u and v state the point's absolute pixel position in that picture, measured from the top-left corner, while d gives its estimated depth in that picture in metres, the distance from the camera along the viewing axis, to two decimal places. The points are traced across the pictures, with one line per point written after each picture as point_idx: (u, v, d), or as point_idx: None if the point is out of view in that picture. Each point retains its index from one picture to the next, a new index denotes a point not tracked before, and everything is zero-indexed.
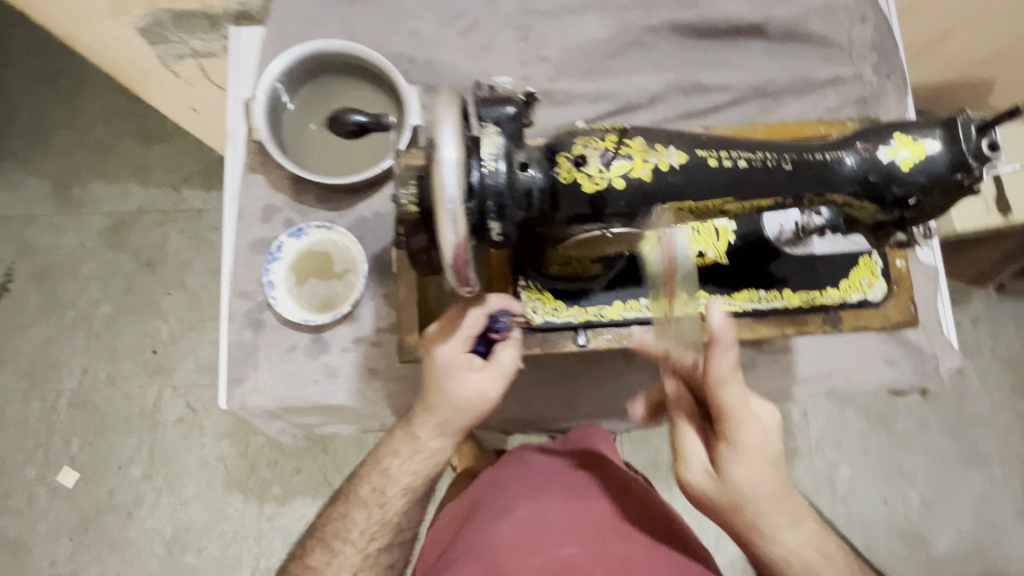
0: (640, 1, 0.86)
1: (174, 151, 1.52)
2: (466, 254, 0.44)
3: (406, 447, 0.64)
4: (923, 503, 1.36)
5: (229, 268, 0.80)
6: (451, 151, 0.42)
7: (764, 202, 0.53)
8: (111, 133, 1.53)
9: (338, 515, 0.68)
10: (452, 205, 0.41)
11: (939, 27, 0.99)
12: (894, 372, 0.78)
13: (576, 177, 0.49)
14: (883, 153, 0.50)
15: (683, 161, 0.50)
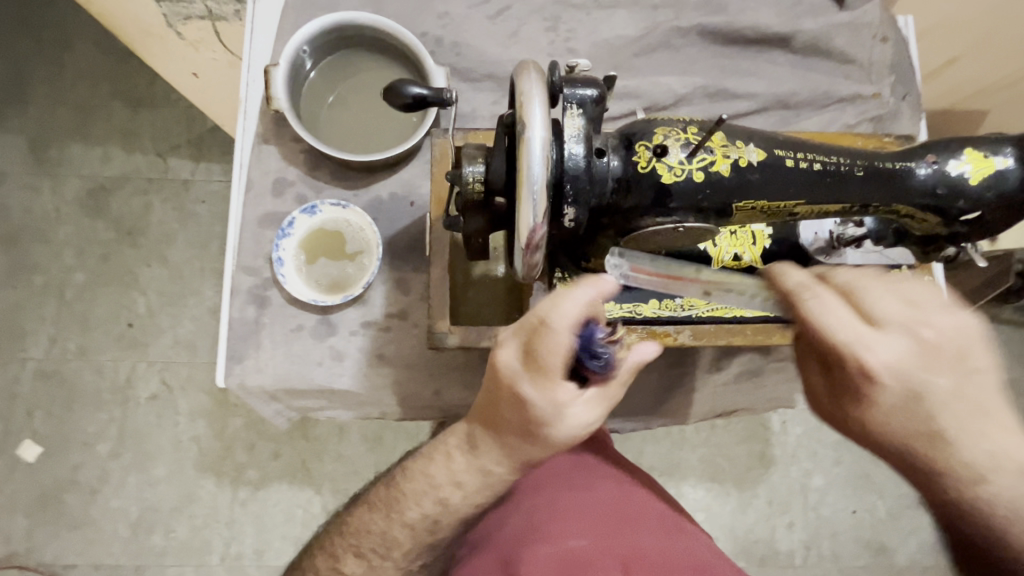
0: (670, 2, 0.86)
1: (164, 117, 1.45)
2: (540, 239, 0.43)
3: (469, 480, 0.56)
4: (888, 515, 1.41)
5: (234, 241, 0.77)
6: (539, 129, 0.41)
7: (833, 207, 0.53)
8: (96, 94, 1.45)
9: (379, 528, 0.61)
10: (538, 185, 0.40)
11: (947, 55, 1.02)
12: None
13: (654, 167, 0.49)
14: (953, 166, 0.53)
15: (762, 158, 0.51)
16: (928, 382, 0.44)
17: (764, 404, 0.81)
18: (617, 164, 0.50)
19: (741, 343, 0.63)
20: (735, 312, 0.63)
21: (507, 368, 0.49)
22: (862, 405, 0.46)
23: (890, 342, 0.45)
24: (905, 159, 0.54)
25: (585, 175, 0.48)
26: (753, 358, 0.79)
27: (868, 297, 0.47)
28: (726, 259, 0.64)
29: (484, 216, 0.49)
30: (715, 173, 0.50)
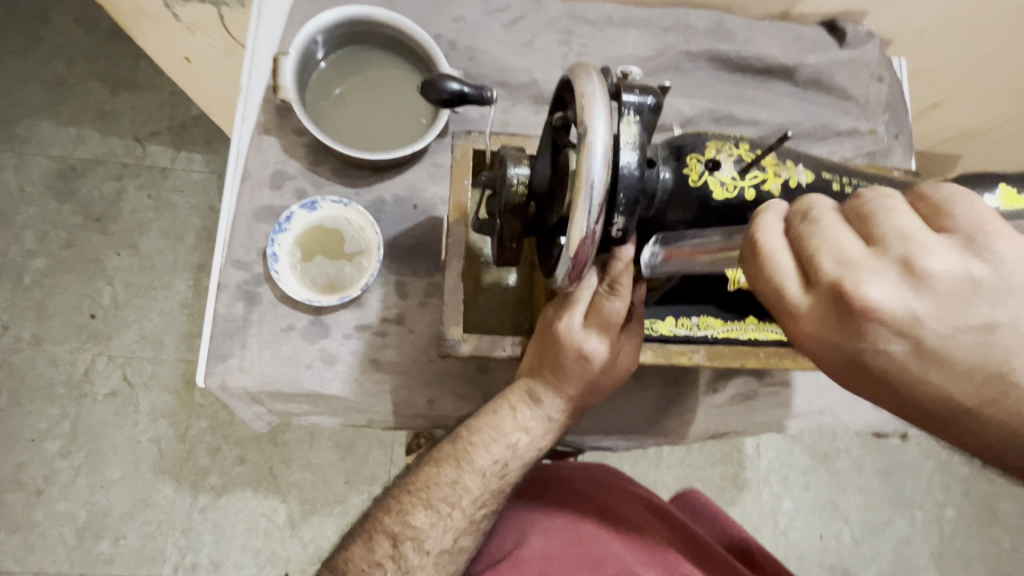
0: (680, 27, 0.87)
1: (145, 102, 1.39)
2: (589, 250, 0.41)
3: (536, 422, 0.60)
4: (853, 541, 1.44)
5: (226, 233, 0.73)
6: (601, 136, 0.39)
7: None
8: (74, 71, 1.38)
9: (448, 481, 0.58)
10: (597, 191, 0.38)
11: (930, 98, 1.07)
12: (877, 416, 0.82)
13: (706, 181, 0.51)
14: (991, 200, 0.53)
15: (809, 180, 0.53)
16: (939, 338, 0.31)
17: (756, 427, 0.81)
18: (667, 177, 0.51)
19: (753, 364, 0.63)
20: (748, 334, 0.64)
21: (571, 333, 0.56)
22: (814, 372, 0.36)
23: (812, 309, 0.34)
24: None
25: (638, 187, 0.45)
26: (747, 381, 0.79)
27: (852, 240, 0.33)
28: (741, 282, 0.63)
29: (522, 221, 0.47)
30: (766, 191, 0.52)
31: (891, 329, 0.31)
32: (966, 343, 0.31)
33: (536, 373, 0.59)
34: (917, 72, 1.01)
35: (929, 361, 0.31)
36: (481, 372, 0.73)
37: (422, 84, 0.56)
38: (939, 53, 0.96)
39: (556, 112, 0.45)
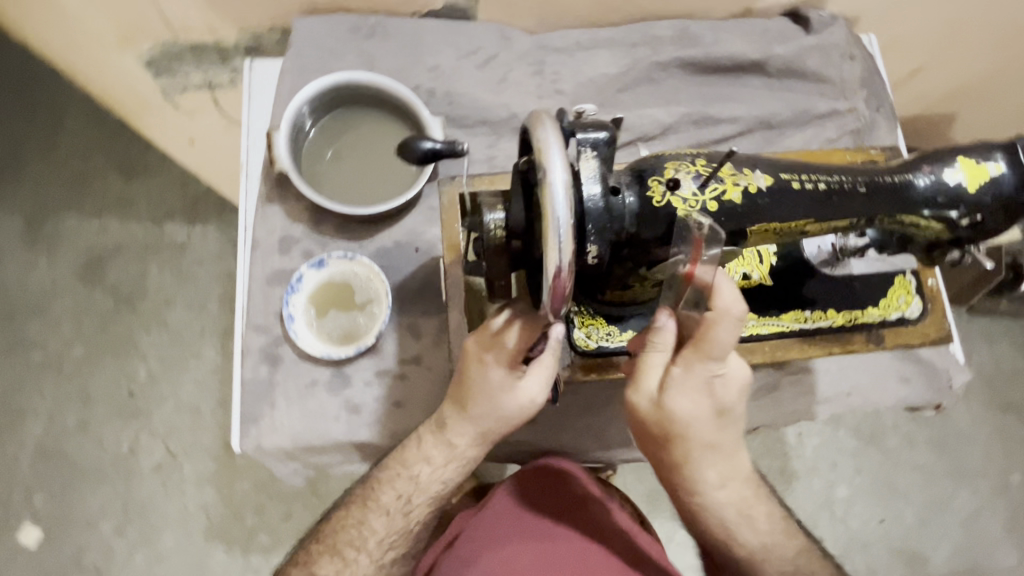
0: (647, 39, 0.89)
1: (158, 185, 1.47)
2: (567, 281, 0.44)
3: (438, 456, 0.65)
4: (917, 521, 1.41)
5: (244, 301, 0.77)
6: (560, 177, 0.41)
7: (841, 225, 0.54)
8: (91, 167, 1.47)
9: (354, 523, 0.67)
10: (563, 227, 0.41)
11: (911, 65, 1.07)
12: (910, 389, 0.78)
13: (669, 200, 0.51)
14: (949, 175, 0.52)
15: (769, 184, 0.52)
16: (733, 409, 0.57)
17: (785, 418, 0.80)
18: (633, 200, 0.51)
19: (760, 360, 0.63)
20: (752, 330, 0.62)
21: (467, 354, 0.61)
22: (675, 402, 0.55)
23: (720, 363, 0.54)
24: (902, 171, 0.53)
25: (605, 215, 0.48)
26: (767, 374, 0.79)
27: (714, 330, 0.52)
28: (738, 280, 0.61)
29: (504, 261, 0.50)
30: (728, 201, 0.52)
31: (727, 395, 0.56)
32: (696, 406, 0.55)
33: (449, 397, 0.64)
34: (891, 42, 1.01)
35: (677, 404, 0.55)
36: None
37: (398, 147, 0.61)
38: (911, 21, 0.96)
39: (520, 157, 0.48)
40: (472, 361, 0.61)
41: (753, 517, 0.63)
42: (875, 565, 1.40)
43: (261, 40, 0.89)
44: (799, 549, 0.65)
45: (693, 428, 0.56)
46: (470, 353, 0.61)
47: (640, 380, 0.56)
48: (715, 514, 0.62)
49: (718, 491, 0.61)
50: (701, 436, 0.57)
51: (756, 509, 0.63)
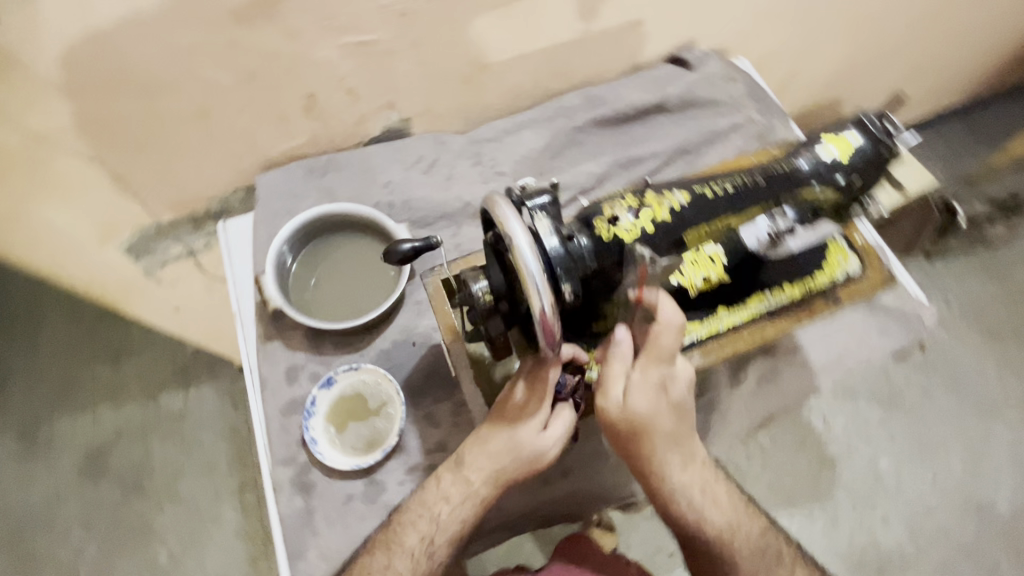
0: (560, 110, 1.02)
1: (148, 359, 1.49)
2: (553, 318, 0.49)
3: (457, 490, 0.66)
4: (966, 470, 1.49)
5: (264, 439, 0.80)
6: (522, 235, 0.48)
7: (758, 212, 0.62)
8: (77, 363, 1.50)
9: (379, 567, 0.66)
10: (536, 275, 0.47)
11: (787, 70, 1.24)
12: (891, 338, 0.84)
13: (614, 233, 0.57)
14: (822, 152, 0.61)
15: (688, 199, 0.60)
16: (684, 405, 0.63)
17: (794, 399, 0.84)
18: (587, 241, 0.57)
19: (743, 348, 0.67)
20: (726, 324, 0.66)
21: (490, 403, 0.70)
22: (635, 400, 0.60)
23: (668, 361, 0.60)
24: (787, 160, 0.62)
25: (568, 257, 0.54)
26: (762, 362, 0.84)
27: (659, 337, 0.59)
28: (699, 284, 0.64)
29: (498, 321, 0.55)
30: (661, 220, 0.59)
31: (678, 393, 0.62)
32: (655, 405, 0.61)
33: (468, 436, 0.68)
34: (765, 58, 1.18)
35: (638, 402, 0.60)
36: None
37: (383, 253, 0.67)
38: (771, 40, 1.13)
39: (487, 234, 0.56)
40: (495, 424, 0.67)
41: (717, 496, 0.66)
42: (944, 522, 1.45)
43: (229, 202, 0.98)
44: (764, 529, 0.68)
45: (651, 425, 0.61)
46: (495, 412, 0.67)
47: (607, 386, 0.61)
48: (685, 498, 0.64)
49: (683, 476, 0.64)
50: (659, 430, 0.62)
51: (718, 492, 0.66)
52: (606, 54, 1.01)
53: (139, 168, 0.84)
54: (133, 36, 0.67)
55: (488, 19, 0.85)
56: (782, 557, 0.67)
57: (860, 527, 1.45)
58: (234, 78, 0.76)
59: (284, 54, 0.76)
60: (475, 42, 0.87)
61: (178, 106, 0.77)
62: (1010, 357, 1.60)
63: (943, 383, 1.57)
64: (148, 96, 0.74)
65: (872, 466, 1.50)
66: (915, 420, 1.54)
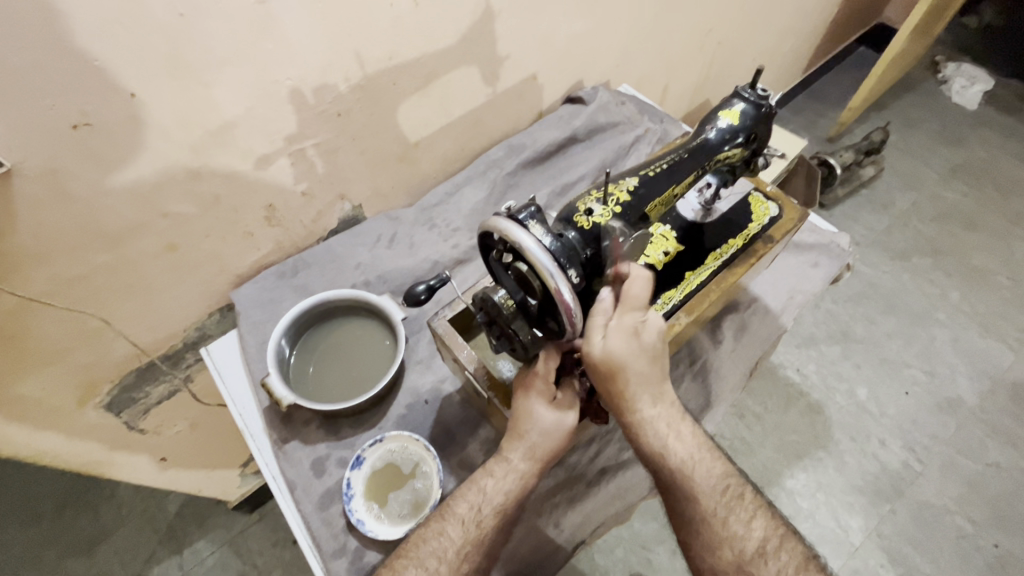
0: (490, 163, 1.15)
1: (124, 539, 1.49)
2: (574, 303, 0.54)
3: (500, 467, 0.64)
4: (927, 375, 1.66)
5: (309, 540, 0.79)
6: (531, 241, 0.52)
7: (690, 179, 0.70)
8: (46, 568, 1.45)
9: (432, 535, 0.62)
10: (555, 272, 0.52)
11: (661, 86, 1.47)
12: (824, 267, 0.98)
13: (593, 222, 0.61)
14: (722, 121, 0.70)
15: (637, 180, 0.66)
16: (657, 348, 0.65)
17: (766, 343, 0.95)
18: (576, 234, 0.59)
19: (716, 298, 0.74)
20: (696, 283, 0.74)
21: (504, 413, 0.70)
22: (611, 343, 0.62)
23: (637, 305, 0.63)
24: (697, 136, 0.72)
25: (567, 248, 0.57)
26: (732, 319, 0.95)
27: (631, 288, 0.63)
28: (662, 258, 0.74)
29: (529, 321, 0.58)
30: (623, 202, 0.64)
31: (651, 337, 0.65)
32: (629, 347, 0.62)
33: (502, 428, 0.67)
34: (641, 79, 1.39)
35: (615, 345, 0.62)
36: (571, 473, 0.83)
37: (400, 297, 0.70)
38: (641, 66, 1.35)
39: (490, 249, 0.58)
40: (519, 397, 0.65)
41: (682, 431, 0.67)
42: (929, 427, 1.59)
43: (206, 329, 1.00)
44: (724, 470, 0.67)
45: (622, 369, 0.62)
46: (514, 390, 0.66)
47: (588, 334, 0.63)
48: (652, 431, 0.65)
49: (653, 410, 0.66)
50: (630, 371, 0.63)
51: (684, 427, 0.67)
52: (514, 109, 1.17)
53: (114, 318, 0.84)
54: (102, 189, 0.70)
55: (408, 105, 0.96)
56: (744, 498, 0.66)
57: (866, 458, 1.55)
58: (197, 206, 0.81)
59: (241, 174, 0.82)
60: (404, 125, 0.98)
61: (146, 246, 0.80)
62: (919, 269, 1.84)
63: (880, 307, 1.78)
64: (119, 244, 0.77)
65: (853, 398, 1.63)
66: (871, 345, 1.71)
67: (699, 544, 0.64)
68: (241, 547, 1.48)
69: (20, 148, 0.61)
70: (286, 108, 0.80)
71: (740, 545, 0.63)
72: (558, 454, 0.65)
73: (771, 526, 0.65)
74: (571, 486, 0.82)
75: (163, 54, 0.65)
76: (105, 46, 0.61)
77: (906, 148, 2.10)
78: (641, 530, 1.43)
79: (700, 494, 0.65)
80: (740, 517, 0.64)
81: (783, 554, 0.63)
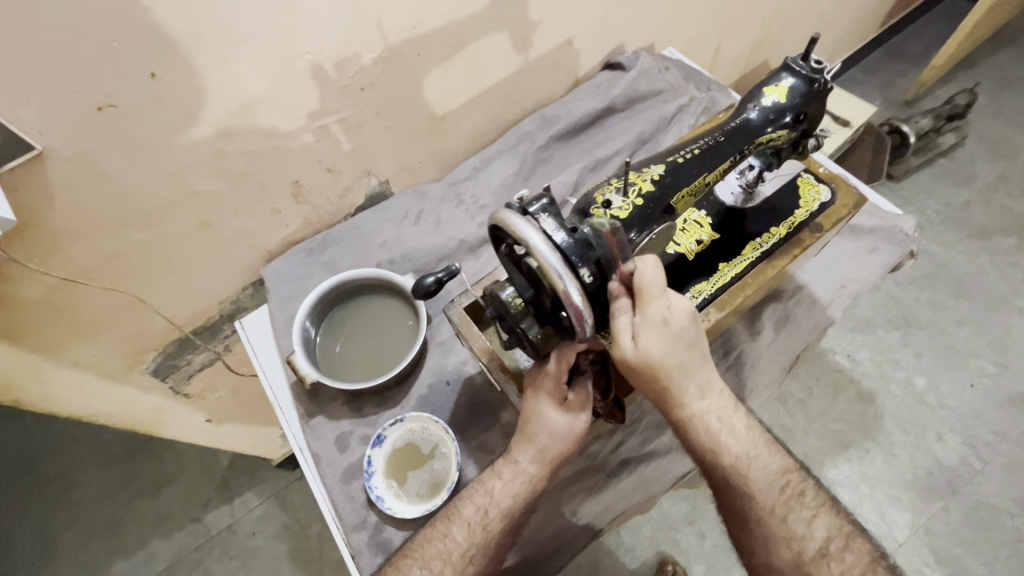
0: (522, 136, 1.10)
1: (184, 485, 1.62)
2: (583, 303, 0.50)
3: (508, 470, 0.64)
4: (998, 366, 1.52)
5: (332, 512, 0.81)
6: (538, 238, 0.49)
7: (726, 165, 0.63)
8: (117, 508, 1.60)
9: (438, 536, 0.62)
10: (561, 272, 0.48)
11: (711, 48, 1.35)
12: (883, 253, 0.89)
13: (609, 215, 0.57)
14: (766, 99, 0.63)
15: (664, 168, 0.60)
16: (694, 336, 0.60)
17: (811, 335, 0.89)
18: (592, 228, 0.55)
19: (752, 291, 0.67)
20: (730, 275, 0.68)
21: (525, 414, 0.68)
22: (643, 343, 0.57)
23: (656, 300, 0.57)
24: (736, 115, 0.64)
25: (580, 245, 0.53)
26: (775, 308, 0.89)
27: (644, 282, 0.56)
28: (695, 247, 0.69)
29: (539, 320, 0.55)
30: (645, 193, 0.59)
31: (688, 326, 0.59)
32: (664, 342, 0.57)
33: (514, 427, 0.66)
34: (689, 41, 1.28)
35: (648, 342, 0.57)
36: (593, 462, 0.81)
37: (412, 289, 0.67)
38: (689, 27, 1.24)
39: (500, 244, 0.55)
40: (528, 396, 0.63)
41: (737, 425, 0.63)
42: (995, 422, 1.46)
43: (241, 302, 1.03)
44: (784, 465, 0.64)
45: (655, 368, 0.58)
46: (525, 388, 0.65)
47: (616, 336, 0.58)
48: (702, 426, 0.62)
49: (702, 402, 0.62)
50: (673, 362, 0.58)
51: (738, 420, 0.63)
52: (548, 77, 1.10)
53: (153, 293, 0.87)
54: (133, 168, 0.72)
55: (434, 76, 0.92)
56: (806, 495, 0.62)
57: (919, 451, 1.45)
58: (226, 184, 0.82)
59: (267, 151, 0.82)
60: (431, 97, 0.95)
61: (181, 223, 0.82)
62: (1001, 249, 1.66)
63: (949, 290, 1.62)
64: (154, 221, 0.79)
65: (909, 387, 1.52)
66: (935, 332, 1.58)
67: (754, 542, 0.62)
68: (285, 500, 1.59)
69: (50, 131, 0.62)
70: (309, 84, 0.78)
71: (800, 545, 0.60)
72: (568, 456, 0.63)
73: (835, 526, 0.61)
74: (592, 475, 0.81)
75: (182, 33, 0.64)
76: (121, 26, 0.60)
77: (997, 112, 1.86)
78: (669, 511, 1.42)
79: (758, 491, 0.61)
80: (802, 516, 0.61)
81: (849, 556, 0.60)
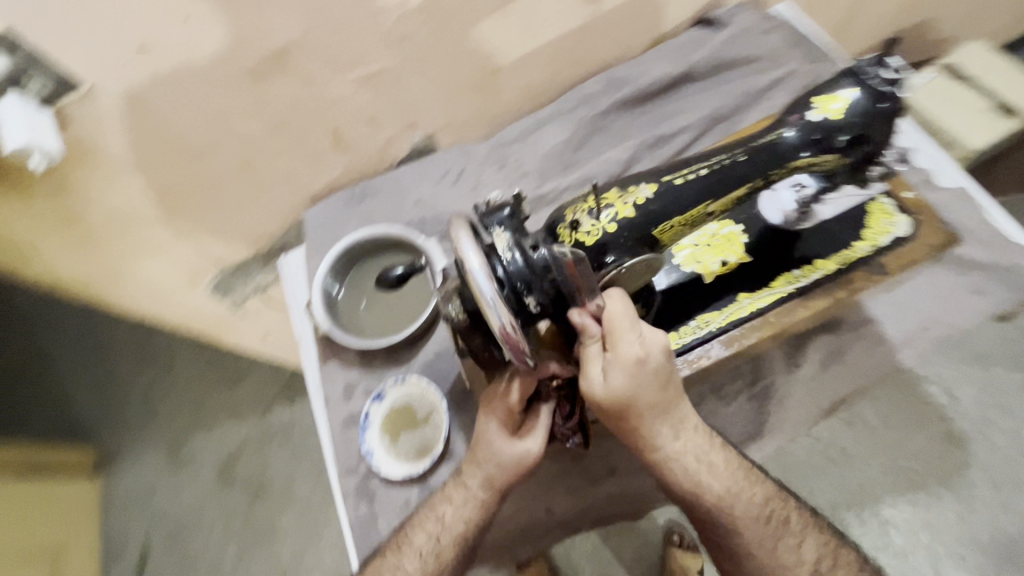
0: (583, 97, 0.99)
1: (252, 388, 1.44)
2: (516, 335, 0.47)
3: (458, 494, 0.67)
4: None
5: (330, 453, 0.86)
6: (475, 259, 0.46)
7: (740, 193, 0.62)
8: (201, 392, 1.45)
9: (390, 566, 0.68)
10: (491, 299, 0.45)
11: (841, 7, 1.11)
12: (986, 298, 0.74)
13: (575, 238, 0.57)
14: (814, 115, 0.58)
15: (654, 190, 0.59)
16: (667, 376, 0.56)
17: (867, 376, 0.77)
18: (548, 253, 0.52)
19: (768, 334, 0.63)
20: (749, 309, 0.65)
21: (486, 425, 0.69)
22: (609, 379, 0.54)
23: (625, 336, 0.54)
24: (773, 132, 0.61)
25: (526, 271, 0.50)
26: (826, 341, 0.78)
27: (614, 317, 0.54)
28: (716, 268, 0.67)
29: None
30: (624, 219, 0.58)
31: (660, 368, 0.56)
32: (632, 381, 0.54)
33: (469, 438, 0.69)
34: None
35: (618, 382, 0.54)
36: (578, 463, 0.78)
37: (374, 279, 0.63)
38: None
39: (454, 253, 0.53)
40: (479, 414, 0.64)
41: (711, 466, 0.61)
42: None
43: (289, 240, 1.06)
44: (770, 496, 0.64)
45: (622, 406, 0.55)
46: (484, 403, 0.65)
47: (584, 366, 0.56)
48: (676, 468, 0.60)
49: (676, 444, 0.60)
50: (641, 402, 0.56)
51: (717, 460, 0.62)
52: (621, 33, 0.97)
53: (204, 224, 0.93)
54: (177, 109, 0.75)
55: (488, 25, 0.86)
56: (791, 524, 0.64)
57: None
58: (267, 129, 0.83)
59: (309, 97, 0.82)
60: (482, 49, 0.88)
61: (224, 163, 0.85)
62: None
63: None
64: (200, 159, 0.83)
65: None
66: None
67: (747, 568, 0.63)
68: None
69: (97, 69, 0.68)
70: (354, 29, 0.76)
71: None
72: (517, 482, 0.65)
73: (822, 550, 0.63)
74: (577, 475, 0.78)
75: None
76: None
77: None
78: None
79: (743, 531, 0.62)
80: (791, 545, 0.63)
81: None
